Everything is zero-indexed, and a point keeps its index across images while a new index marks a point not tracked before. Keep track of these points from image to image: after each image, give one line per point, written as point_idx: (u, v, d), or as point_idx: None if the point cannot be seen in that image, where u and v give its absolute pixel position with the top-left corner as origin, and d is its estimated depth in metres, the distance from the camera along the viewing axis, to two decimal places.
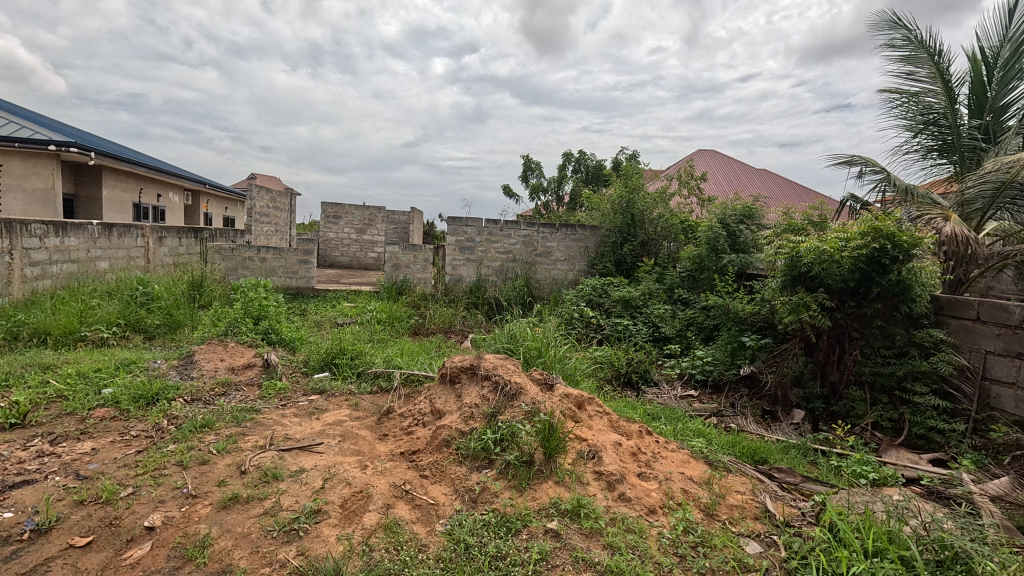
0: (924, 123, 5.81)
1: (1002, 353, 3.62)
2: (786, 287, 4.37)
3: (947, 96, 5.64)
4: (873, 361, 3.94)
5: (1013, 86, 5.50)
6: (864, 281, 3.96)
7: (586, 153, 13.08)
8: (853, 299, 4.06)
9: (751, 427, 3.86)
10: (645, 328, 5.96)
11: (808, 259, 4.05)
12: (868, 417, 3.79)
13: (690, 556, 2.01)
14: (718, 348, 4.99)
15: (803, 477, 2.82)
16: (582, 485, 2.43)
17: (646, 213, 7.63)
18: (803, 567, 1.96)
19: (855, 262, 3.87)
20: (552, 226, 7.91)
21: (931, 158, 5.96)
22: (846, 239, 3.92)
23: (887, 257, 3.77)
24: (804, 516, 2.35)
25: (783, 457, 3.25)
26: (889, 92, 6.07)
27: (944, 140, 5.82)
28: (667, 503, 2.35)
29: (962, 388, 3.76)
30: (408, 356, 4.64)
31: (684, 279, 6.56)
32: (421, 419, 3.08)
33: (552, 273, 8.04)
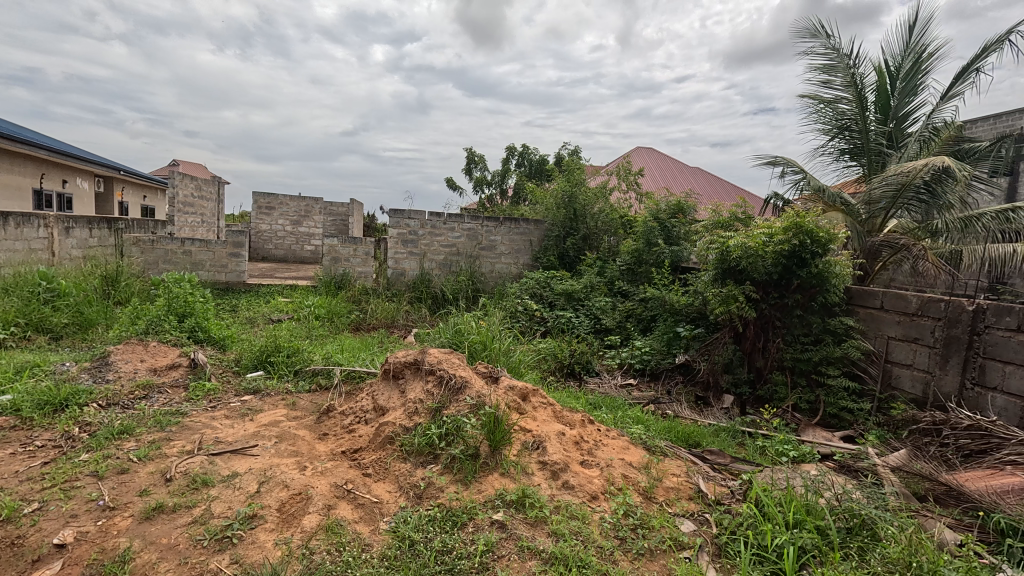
0: (838, 128, 6.33)
1: (901, 337, 3.96)
2: (717, 279, 4.60)
3: (860, 104, 6.16)
4: (793, 348, 4.26)
5: (913, 94, 6.10)
6: (786, 274, 4.25)
7: (530, 148, 13.20)
8: (777, 290, 4.34)
9: (686, 413, 4.06)
10: (587, 320, 6.13)
11: (735, 254, 4.30)
12: (789, 400, 4.11)
13: (630, 538, 2.09)
14: (656, 339, 5.22)
15: (732, 458, 3.01)
16: (527, 476, 2.46)
17: (588, 208, 7.80)
18: (731, 542, 2.09)
19: (778, 256, 4.14)
20: (496, 219, 7.91)
21: (844, 160, 6.51)
22: (769, 235, 4.17)
23: (807, 252, 4.08)
24: (733, 494, 2.51)
25: (714, 440, 3.45)
26: (810, 97, 6.53)
27: (855, 144, 6.35)
28: (609, 489, 2.43)
29: (868, 370, 4.14)
30: (349, 352, 4.50)
31: (624, 271, 6.80)
32: (364, 417, 3.00)
33: (496, 266, 8.05)
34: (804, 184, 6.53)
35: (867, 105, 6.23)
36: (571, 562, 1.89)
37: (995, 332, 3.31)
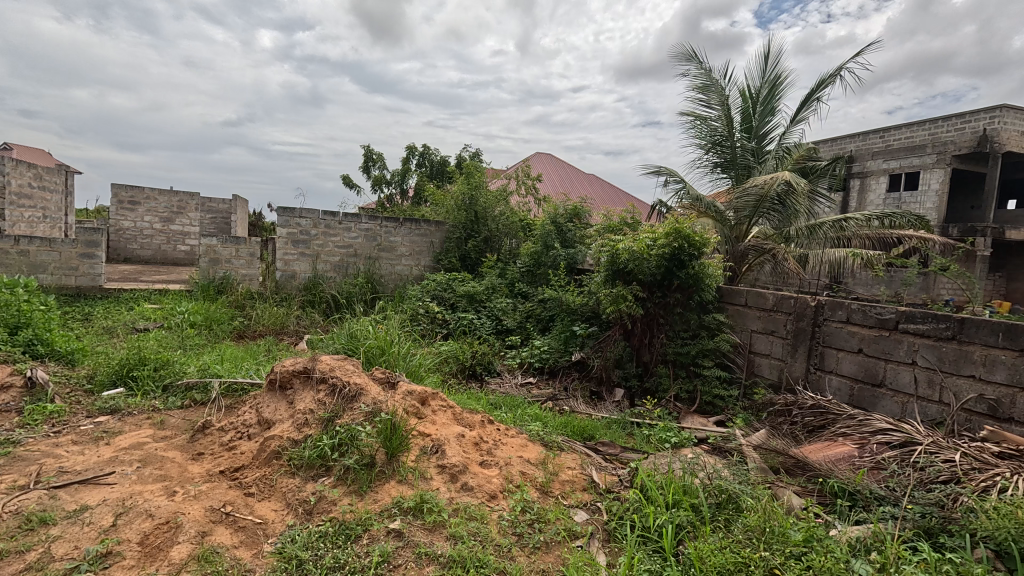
0: (712, 144, 7.03)
1: (760, 330, 4.47)
2: (608, 280, 4.89)
3: (728, 123, 6.90)
4: (674, 342, 4.66)
5: (769, 117, 6.97)
6: (668, 275, 4.64)
7: (430, 149, 13.04)
8: (660, 290, 4.72)
9: (582, 407, 4.27)
10: (488, 321, 6.20)
11: (624, 257, 4.61)
12: (671, 390, 4.49)
13: (527, 533, 2.15)
14: (554, 338, 5.41)
15: (621, 448, 3.22)
16: (425, 481, 2.43)
17: (489, 211, 7.88)
18: (618, 527, 2.23)
19: (661, 258, 4.50)
20: (396, 220, 7.72)
21: (716, 173, 7.24)
22: (653, 240, 4.53)
23: (684, 255, 4.47)
24: (622, 481, 2.68)
25: (607, 432, 3.65)
26: (688, 114, 7.19)
27: (725, 158, 7.08)
28: (507, 487, 2.48)
29: (736, 360, 4.64)
30: (230, 362, 4.12)
31: (524, 273, 6.97)
32: (246, 432, 2.76)
33: (396, 268, 7.84)
34: (683, 194, 7.18)
35: (734, 124, 6.99)
36: (469, 563, 1.90)
37: (831, 323, 3.87)
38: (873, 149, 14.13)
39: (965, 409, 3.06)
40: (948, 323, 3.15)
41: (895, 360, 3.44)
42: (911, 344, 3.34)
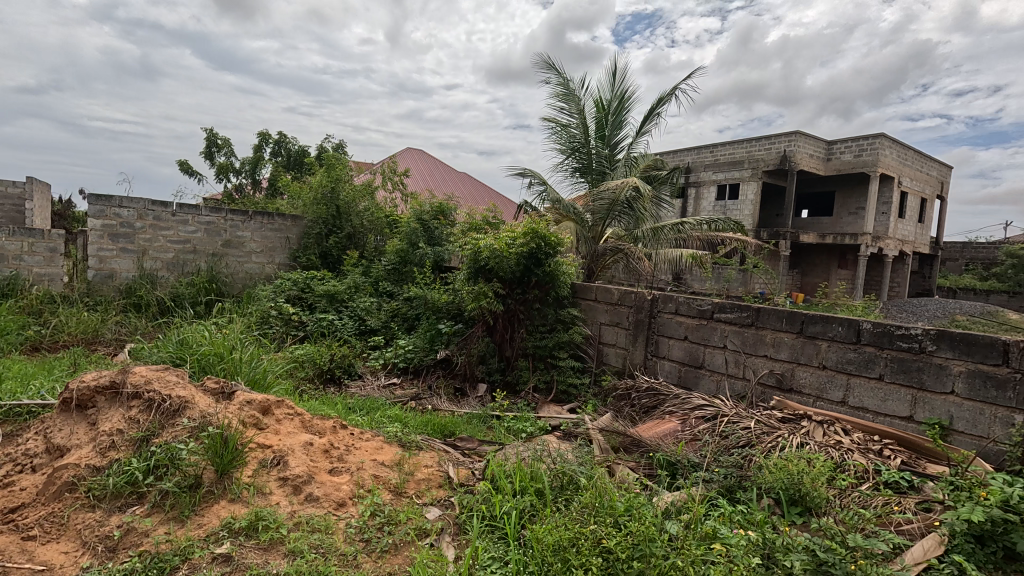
0: (571, 149, 7.50)
1: (608, 323, 4.87)
2: (470, 278, 4.97)
3: (584, 130, 7.41)
4: (534, 336, 4.89)
5: (620, 127, 7.63)
6: (526, 272, 4.84)
7: (287, 137, 12.04)
8: (519, 287, 4.92)
9: (444, 405, 4.29)
10: (351, 322, 5.93)
11: (485, 255, 4.72)
12: (530, 382, 4.72)
13: (375, 538, 2.10)
14: (419, 337, 5.36)
15: (479, 442, 3.29)
16: (263, 496, 2.25)
17: (352, 206, 7.51)
18: (468, 520, 2.28)
19: (520, 257, 4.68)
20: (244, 213, 7.02)
21: (575, 177, 7.75)
22: (512, 238, 4.70)
23: (541, 253, 4.70)
24: (476, 474, 2.74)
25: (467, 427, 3.71)
26: (549, 120, 7.58)
27: (583, 164, 7.61)
28: (357, 492, 2.39)
29: (587, 351, 5.01)
30: (15, 381, 3.40)
31: (389, 272, 6.78)
32: (30, 463, 2.31)
33: (245, 266, 7.13)
34: (546, 195, 7.62)
35: (590, 133, 7.54)
36: None
37: (664, 315, 4.37)
38: (705, 162, 16.32)
39: (760, 383, 3.67)
40: (748, 312, 3.75)
41: (711, 345, 3.99)
42: (723, 331, 3.91)
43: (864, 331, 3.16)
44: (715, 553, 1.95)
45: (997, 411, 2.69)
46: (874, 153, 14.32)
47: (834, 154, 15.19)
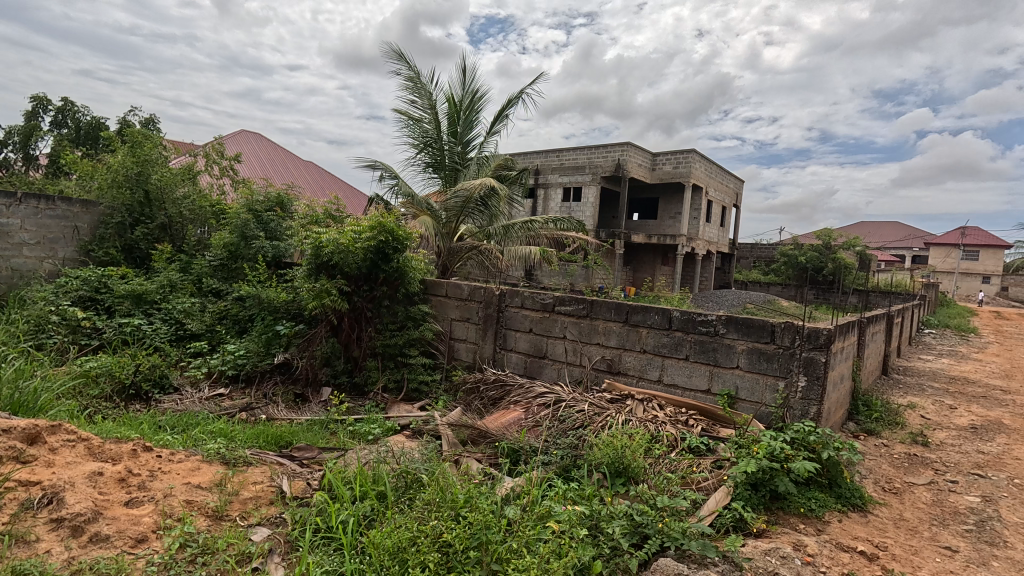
0: (423, 144, 7.40)
1: (459, 318, 4.91)
2: (311, 274, 4.63)
3: (436, 126, 7.36)
4: (383, 335, 4.72)
5: (472, 125, 7.72)
6: (374, 268, 4.64)
7: (75, 105, 9.93)
8: (367, 284, 4.70)
9: (281, 413, 3.92)
10: (165, 327, 5.10)
11: (327, 250, 4.42)
12: (379, 382, 4.56)
13: (185, 572, 1.83)
14: (252, 340, 4.83)
15: (319, 449, 3.07)
16: (27, 545, 1.82)
17: (167, 191, 6.45)
18: (302, 535, 2.11)
19: (366, 252, 4.47)
20: (10, 195, 5.66)
21: (428, 172, 7.68)
22: (358, 232, 4.46)
23: (390, 248, 4.53)
24: (312, 485, 2.56)
25: (307, 435, 3.44)
26: (400, 113, 7.38)
27: (435, 159, 7.56)
28: (163, 523, 2.06)
29: (439, 347, 4.98)
30: None
31: (216, 268, 6.00)
32: None
33: (11, 262, 5.72)
34: (398, 190, 7.43)
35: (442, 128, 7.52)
36: None
37: (511, 308, 4.54)
38: (552, 165, 17.44)
39: (594, 368, 4.02)
40: (584, 304, 4.08)
41: (553, 336, 4.26)
42: (563, 322, 4.20)
43: (675, 318, 3.64)
44: (549, 530, 2.09)
45: (768, 379, 3.31)
46: (688, 165, 16.68)
47: (658, 164, 17.34)
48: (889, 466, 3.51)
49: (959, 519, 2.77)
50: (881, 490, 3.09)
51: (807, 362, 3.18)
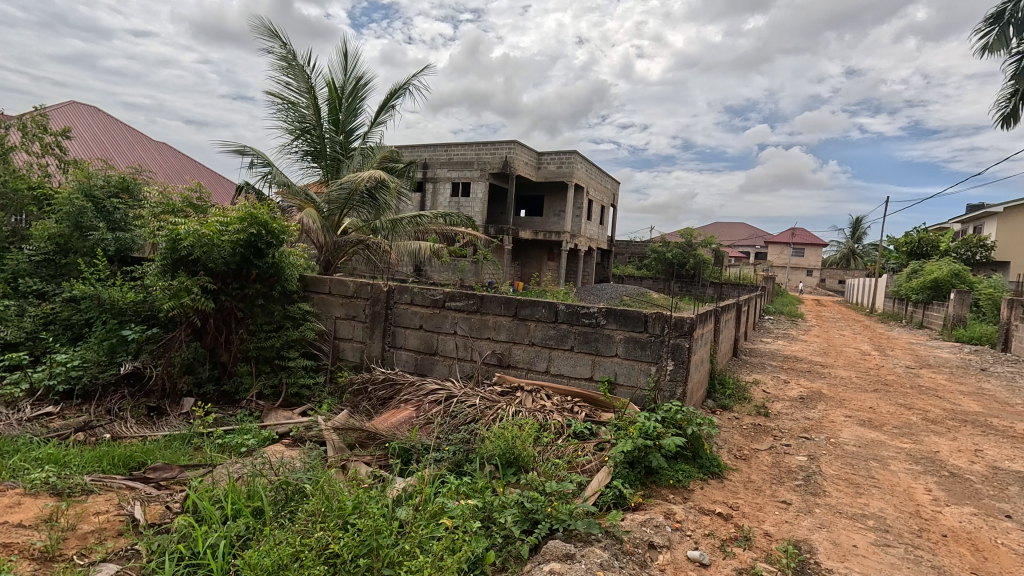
0: (300, 131, 6.88)
1: (344, 317, 4.65)
2: (166, 272, 4.09)
3: (315, 112, 6.88)
4: (257, 337, 4.32)
5: (355, 114, 7.34)
6: (244, 264, 4.21)
7: None
8: (236, 281, 4.24)
9: (130, 431, 3.42)
10: None
11: (186, 243, 3.91)
12: (253, 389, 4.19)
13: None
14: (90, 348, 4.15)
15: (181, 468, 2.73)
16: None
17: None
18: (160, 566, 1.86)
19: (234, 245, 4.03)
20: None
21: (306, 161, 7.19)
22: (224, 223, 4.00)
23: (263, 242, 4.13)
24: (171, 509, 2.27)
25: (165, 453, 3.04)
26: (273, 95, 6.78)
27: (315, 147, 7.09)
28: None
29: (322, 348, 4.69)
30: None
31: (38, 264, 5.04)
32: None
33: None
34: (272, 178, 6.84)
35: (322, 115, 7.04)
36: None
37: (400, 305, 4.42)
38: (440, 159, 17.27)
39: (485, 362, 4.07)
40: (473, 299, 4.11)
41: (443, 332, 4.22)
42: (453, 318, 4.19)
43: (560, 311, 3.81)
44: (441, 527, 2.08)
45: (642, 365, 3.61)
46: (570, 166, 17.54)
47: (543, 163, 18.00)
48: (740, 436, 4.03)
49: (792, 476, 3.27)
50: (734, 457, 3.55)
51: (674, 348, 3.53)
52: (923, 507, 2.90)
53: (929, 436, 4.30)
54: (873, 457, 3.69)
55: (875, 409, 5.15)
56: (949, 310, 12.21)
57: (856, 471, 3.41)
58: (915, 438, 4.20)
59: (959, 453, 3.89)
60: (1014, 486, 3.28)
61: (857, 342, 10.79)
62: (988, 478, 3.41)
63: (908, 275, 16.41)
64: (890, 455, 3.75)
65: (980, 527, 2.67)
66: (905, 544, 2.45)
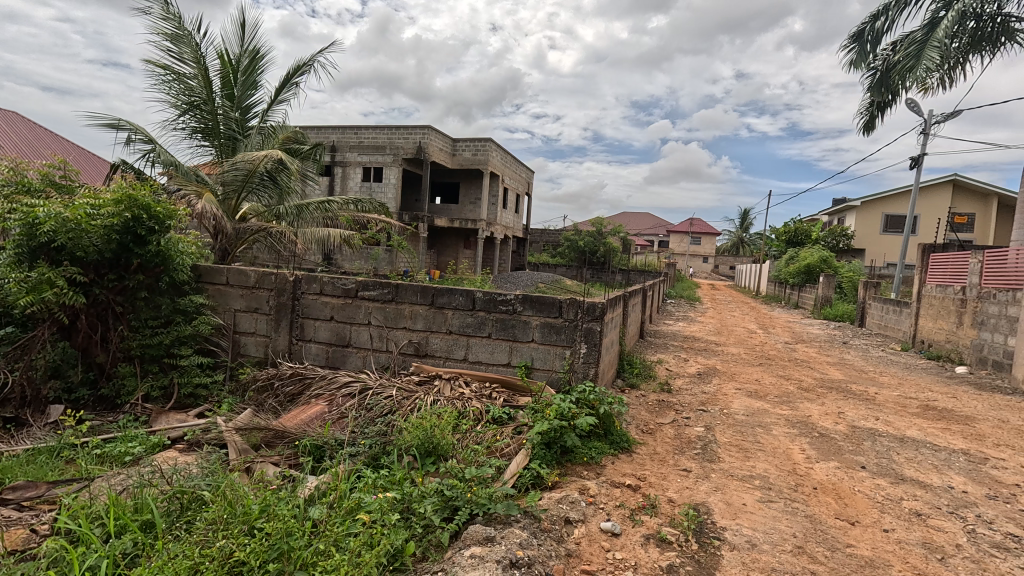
0: (188, 105, 6.21)
1: (244, 309, 4.32)
2: (22, 261, 3.51)
3: (205, 85, 6.23)
4: (141, 334, 3.88)
5: (252, 90, 6.78)
6: (122, 253, 3.74)
7: None
8: (112, 272, 3.76)
9: None
10: None
11: (47, 228, 3.39)
12: (138, 391, 3.77)
13: None
14: None
15: (50, 484, 2.39)
16: None
17: None
18: None
19: (108, 231, 3.57)
20: None
21: (196, 139, 6.54)
22: (95, 206, 3.52)
23: (144, 228, 3.69)
24: (39, 532, 1.99)
25: (27, 470, 2.65)
26: (154, 64, 6.05)
27: (206, 124, 6.44)
28: None
29: (220, 343, 4.33)
30: None
31: None
32: None
33: None
34: (154, 157, 6.13)
35: (213, 88, 6.40)
36: None
37: (308, 296, 4.18)
38: (349, 142, 16.46)
39: (401, 353, 3.98)
40: (388, 288, 3.99)
41: (356, 322, 4.07)
42: (367, 308, 4.04)
43: (477, 299, 3.82)
44: (358, 523, 2.01)
45: (557, 349, 3.72)
46: (485, 153, 17.52)
47: (458, 150, 17.81)
48: (646, 412, 4.31)
49: (691, 445, 3.56)
50: (641, 432, 3.79)
51: (587, 332, 3.68)
52: (799, 465, 3.29)
53: (803, 402, 4.89)
54: (759, 424, 4.12)
55: (760, 381, 5.75)
56: (818, 292, 13.89)
57: (745, 437, 3.79)
58: (792, 405, 4.75)
59: (826, 415, 4.46)
60: (868, 440, 3.83)
61: (745, 322, 11.95)
62: (848, 435, 3.94)
63: (787, 260, 18.41)
64: (772, 421, 4.22)
65: (842, 478, 3.09)
66: (784, 498, 2.78)
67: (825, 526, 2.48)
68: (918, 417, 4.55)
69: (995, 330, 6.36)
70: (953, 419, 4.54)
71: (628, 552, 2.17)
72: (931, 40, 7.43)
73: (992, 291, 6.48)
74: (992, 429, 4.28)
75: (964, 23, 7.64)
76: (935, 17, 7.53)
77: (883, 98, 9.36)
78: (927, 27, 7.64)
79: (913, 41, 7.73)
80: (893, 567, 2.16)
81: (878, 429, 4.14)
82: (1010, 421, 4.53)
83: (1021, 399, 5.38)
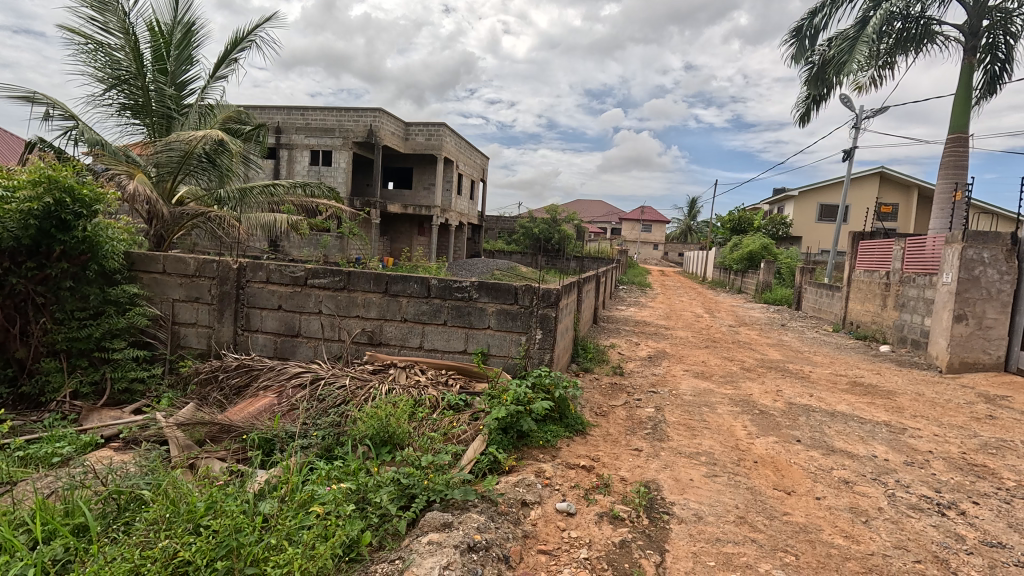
0: (114, 79, 5.75)
1: (184, 299, 4.09)
2: None
3: (134, 58, 5.78)
4: (67, 326, 3.59)
5: (187, 65, 6.37)
6: (43, 239, 3.44)
7: None
8: (31, 259, 3.46)
9: None
10: None
11: None
12: (65, 388, 3.51)
13: None
14: None
15: None
16: None
17: None
18: None
19: (25, 216, 3.29)
20: None
21: (125, 116, 6.09)
22: (7, 187, 3.22)
23: (68, 213, 3.41)
24: None
25: None
26: (73, 33, 5.54)
27: (136, 101, 6.01)
28: None
29: (158, 335, 4.09)
30: None
31: None
32: None
33: None
34: (77, 135, 5.66)
35: (144, 62, 5.94)
36: None
37: (254, 284, 4.00)
38: (295, 124, 15.75)
39: (354, 342, 3.89)
40: (340, 276, 3.87)
41: (306, 312, 3.94)
42: (317, 296, 3.92)
43: (432, 286, 3.78)
44: (312, 516, 1.97)
45: (512, 335, 3.75)
46: (439, 138, 17.23)
47: (410, 134, 17.41)
48: (599, 395, 4.43)
49: (642, 425, 3.69)
50: (595, 414, 3.89)
51: (542, 318, 3.71)
52: (741, 440, 3.49)
53: (745, 382, 5.17)
54: (705, 404, 4.33)
55: (706, 362, 6.02)
56: (760, 277, 14.63)
57: (692, 416, 3.97)
58: (735, 385, 5.00)
59: (766, 394, 4.73)
60: (803, 416, 4.10)
61: (692, 306, 12.46)
62: (786, 411, 4.21)
63: (731, 247, 19.25)
64: (717, 400, 4.44)
65: (780, 452, 3.30)
66: (728, 472, 2.94)
67: (764, 496, 2.65)
68: (847, 393, 4.91)
69: (914, 311, 6.92)
70: (877, 393, 4.92)
71: (582, 531, 2.23)
72: (862, 37, 7.86)
73: (912, 276, 7.03)
74: (910, 401, 4.67)
75: (892, 23, 8.13)
76: (866, 16, 7.97)
77: (819, 92, 9.86)
78: (858, 25, 8.07)
79: (846, 38, 8.16)
80: (824, 531, 2.33)
81: (811, 405, 4.44)
82: (925, 394, 4.96)
83: (935, 373, 5.90)
